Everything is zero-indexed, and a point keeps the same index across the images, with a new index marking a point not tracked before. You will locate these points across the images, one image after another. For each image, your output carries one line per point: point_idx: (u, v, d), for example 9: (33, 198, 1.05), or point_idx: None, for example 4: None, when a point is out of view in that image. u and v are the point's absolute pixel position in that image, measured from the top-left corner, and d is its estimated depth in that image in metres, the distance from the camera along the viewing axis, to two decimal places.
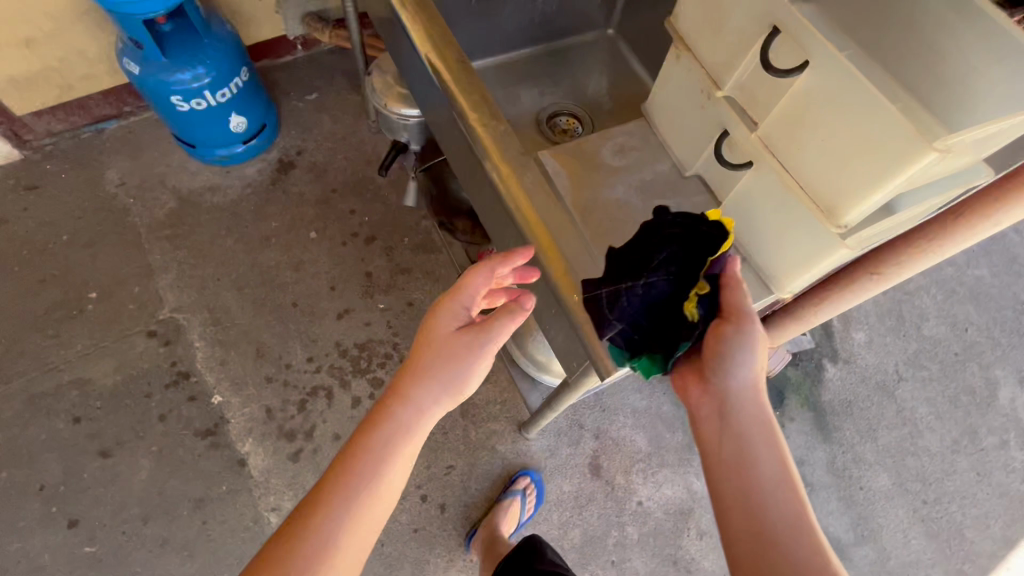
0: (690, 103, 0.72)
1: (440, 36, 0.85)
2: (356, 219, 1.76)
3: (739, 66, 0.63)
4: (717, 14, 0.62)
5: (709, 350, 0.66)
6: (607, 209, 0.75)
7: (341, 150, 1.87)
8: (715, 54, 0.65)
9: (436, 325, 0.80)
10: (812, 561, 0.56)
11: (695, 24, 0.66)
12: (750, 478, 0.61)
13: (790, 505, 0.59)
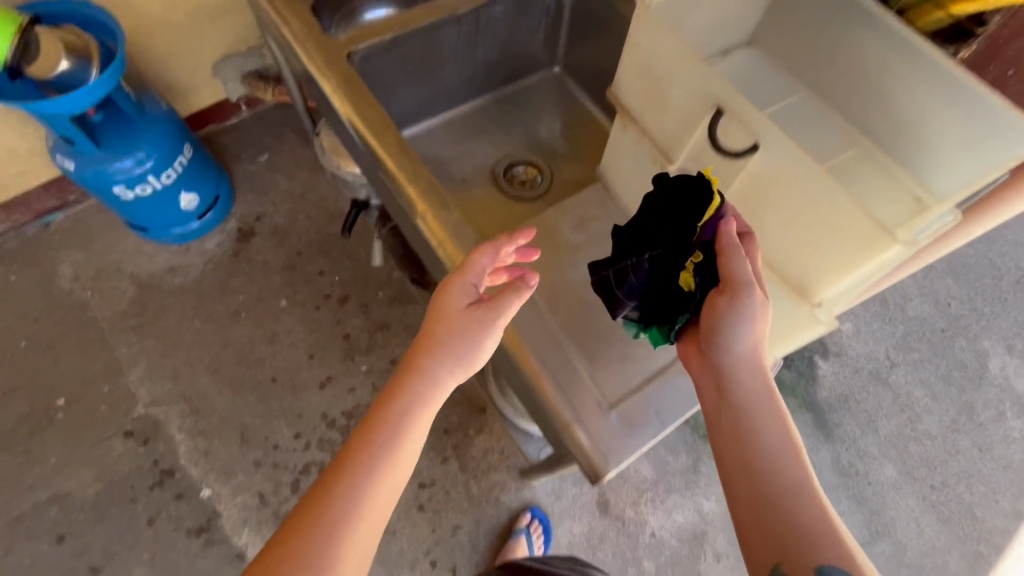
0: (644, 173, 0.70)
1: (378, 123, 0.81)
2: (326, 280, 1.71)
3: (688, 142, 0.60)
4: (661, 90, 0.60)
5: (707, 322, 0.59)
6: (574, 291, 0.71)
7: (301, 210, 1.82)
8: (662, 128, 0.63)
9: (443, 301, 0.64)
10: (815, 520, 0.56)
11: (639, 98, 0.64)
12: (753, 446, 0.59)
13: (797, 472, 0.58)
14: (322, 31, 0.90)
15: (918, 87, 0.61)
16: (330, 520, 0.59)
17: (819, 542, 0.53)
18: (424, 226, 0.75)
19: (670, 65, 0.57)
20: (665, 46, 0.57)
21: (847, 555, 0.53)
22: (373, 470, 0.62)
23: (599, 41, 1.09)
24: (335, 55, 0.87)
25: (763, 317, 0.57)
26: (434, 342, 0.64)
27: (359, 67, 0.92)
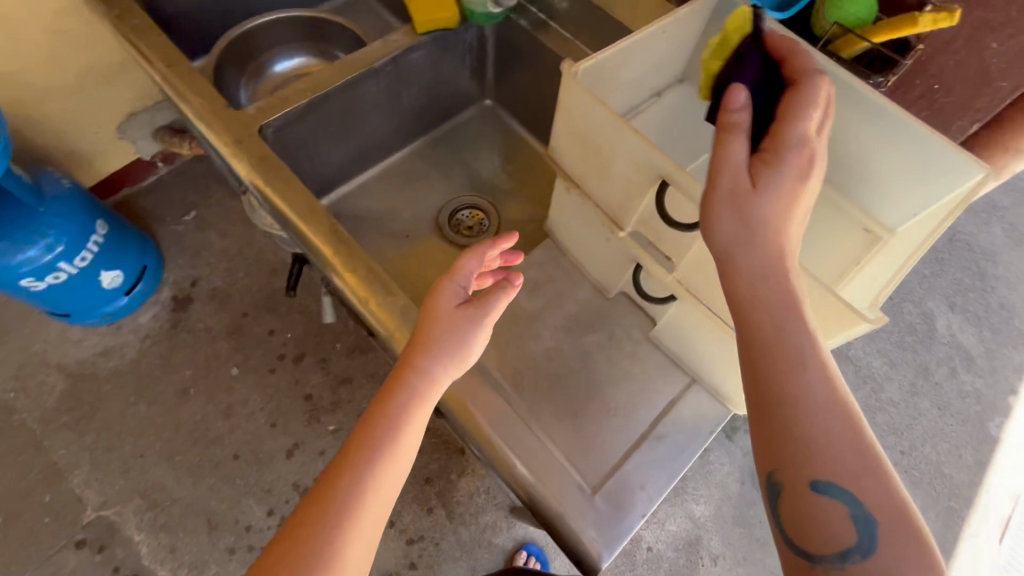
0: (594, 234, 0.66)
1: (302, 206, 0.74)
2: (277, 340, 1.61)
3: (635, 208, 0.57)
4: (600, 156, 0.56)
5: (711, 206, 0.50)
6: (539, 365, 0.68)
7: (239, 267, 1.70)
8: (606, 193, 0.59)
9: (435, 301, 0.62)
10: (847, 443, 0.45)
11: (578, 165, 0.60)
12: (766, 351, 0.48)
13: (821, 386, 0.47)
14: (228, 105, 0.82)
15: (861, 122, 0.61)
16: (327, 521, 0.54)
17: (822, 459, 0.45)
18: (369, 315, 0.69)
19: (605, 134, 0.54)
20: (598, 116, 0.53)
21: (855, 476, 0.45)
22: (369, 467, 0.56)
23: (528, 73, 1.05)
24: (245, 133, 0.79)
25: (759, 209, 0.47)
26: (426, 336, 0.60)
27: (275, 139, 0.85)
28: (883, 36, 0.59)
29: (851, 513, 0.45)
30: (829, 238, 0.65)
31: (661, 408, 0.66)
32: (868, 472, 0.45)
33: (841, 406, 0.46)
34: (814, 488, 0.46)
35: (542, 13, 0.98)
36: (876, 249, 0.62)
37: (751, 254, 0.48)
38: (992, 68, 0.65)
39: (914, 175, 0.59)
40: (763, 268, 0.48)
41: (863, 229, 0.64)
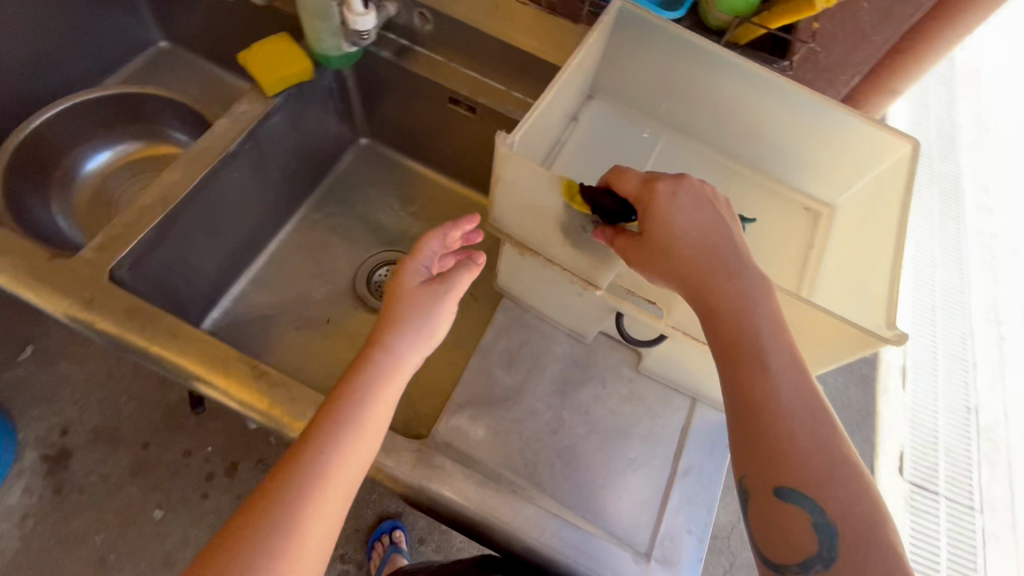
0: (562, 289, 0.62)
1: (208, 358, 0.60)
2: (198, 460, 1.38)
3: (609, 266, 0.53)
4: (557, 222, 0.52)
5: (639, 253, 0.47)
6: (545, 442, 0.62)
7: (116, 393, 1.41)
8: (572, 254, 0.55)
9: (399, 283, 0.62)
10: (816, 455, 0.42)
11: (533, 230, 0.55)
12: (734, 349, 0.45)
13: (795, 391, 0.44)
14: (52, 254, 0.63)
15: (782, 108, 0.62)
16: (288, 499, 0.50)
17: (791, 463, 0.42)
18: None
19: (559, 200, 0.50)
20: (547, 184, 0.49)
21: (820, 481, 0.41)
22: (333, 442, 0.53)
23: (403, 104, 0.93)
24: (91, 287, 0.61)
25: (666, 241, 0.46)
26: (391, 324, 0.60)
27: (133, 276, 0.67)
28: (780, 21, 0.59)
29: (814, 522, 0.41)
30: (780, 227, 0.65)
31: (676, 439, 0.64)
32: (834, 480, 0.42)
33: (811, 410, 0.44)
34: (779, 495, 0.42)
35: (403, 38, 0.87)
36: (822, 228, 0.65)
37: (692, 259, 0.46)
38: (866, 26, 0.66)
39: (845, 156, 0.62)
40: (716, 273, 0.45)
41: (802, 209, 0.66)
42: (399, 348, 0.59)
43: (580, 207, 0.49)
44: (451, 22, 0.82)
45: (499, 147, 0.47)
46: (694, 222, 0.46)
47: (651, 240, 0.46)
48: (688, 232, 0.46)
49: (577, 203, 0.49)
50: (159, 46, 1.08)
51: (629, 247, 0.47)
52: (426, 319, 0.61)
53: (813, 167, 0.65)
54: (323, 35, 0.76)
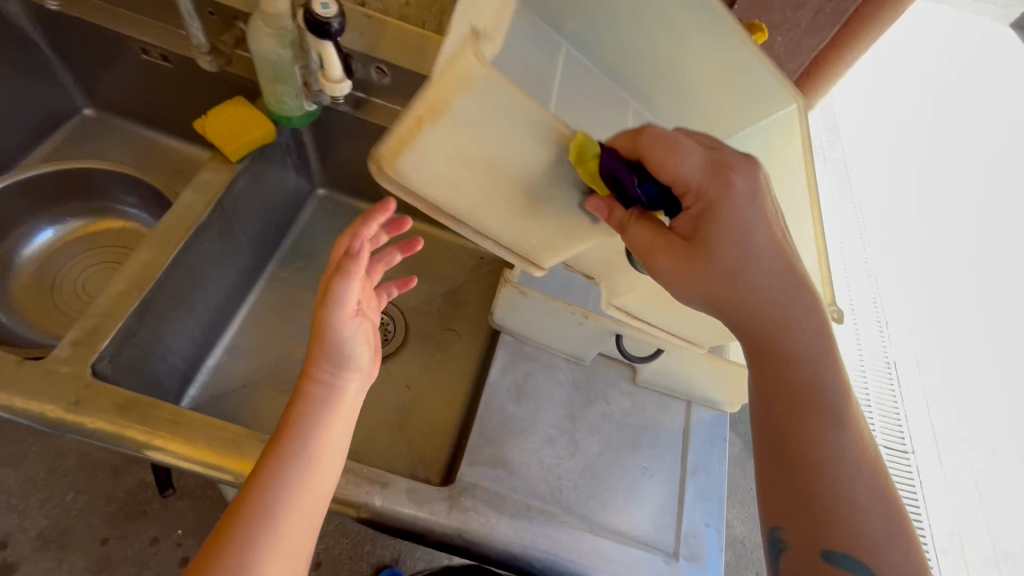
0: (564, 322, 0.67)
1: (217, 441, 0.58)
2: (167, 547, 1.28)
3: (559, 250, 0.56)
4: (503, 181, 0.48)
5: (690, 280, 0.46)
6: (565, 467, 0.65)
7: (62, 489, 1.29)
8: (501, 219, 0.53)
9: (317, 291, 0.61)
10: (870, 515, 0.48)
11: (472, 204, 0.51)
12: (805, 401, 0.50)
13: (856, 456, 0.50)
14: (23, 357, 0.58)
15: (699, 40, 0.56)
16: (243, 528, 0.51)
17: (849, 526, 0.48)
18: (371, 518, 0.59)
19: (529, 161, 0.46)
20: (516, 137, 0.44)
21: (870, 550, 0.47)
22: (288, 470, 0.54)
23: (362, 152, 0.94)
24: (76, 387, 0.58)
25: (728, 275, 0.46)
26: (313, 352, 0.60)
27: (112, 367, 0.64)
28: None
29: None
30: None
31: (681, 442, 0.69)
32: (887, 544, 0.48)
33: (868, 470, 0.50)
34: (824, 556, 0.48)
35: (357, 91, 0.88)
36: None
37: (759, 302, 0.47)
38: (781, 55, 0.78)
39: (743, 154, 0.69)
40: (775, 314, 0.47)
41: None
42: (328, 379, 0.59)
43: (591, 176, 0.44)
44: (408, 74, 0.84)
45: (476, 68, 0.39)
46: (768, 259, 0.46)
47: (704, 258, 0.45)
48: (758, 262, 0.45)
49: (589, 164, 0.44)
50: (84, 114, 1.02)
51: (669, 254, 0.45)
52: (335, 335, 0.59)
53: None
54: (285, 96, 0.75)
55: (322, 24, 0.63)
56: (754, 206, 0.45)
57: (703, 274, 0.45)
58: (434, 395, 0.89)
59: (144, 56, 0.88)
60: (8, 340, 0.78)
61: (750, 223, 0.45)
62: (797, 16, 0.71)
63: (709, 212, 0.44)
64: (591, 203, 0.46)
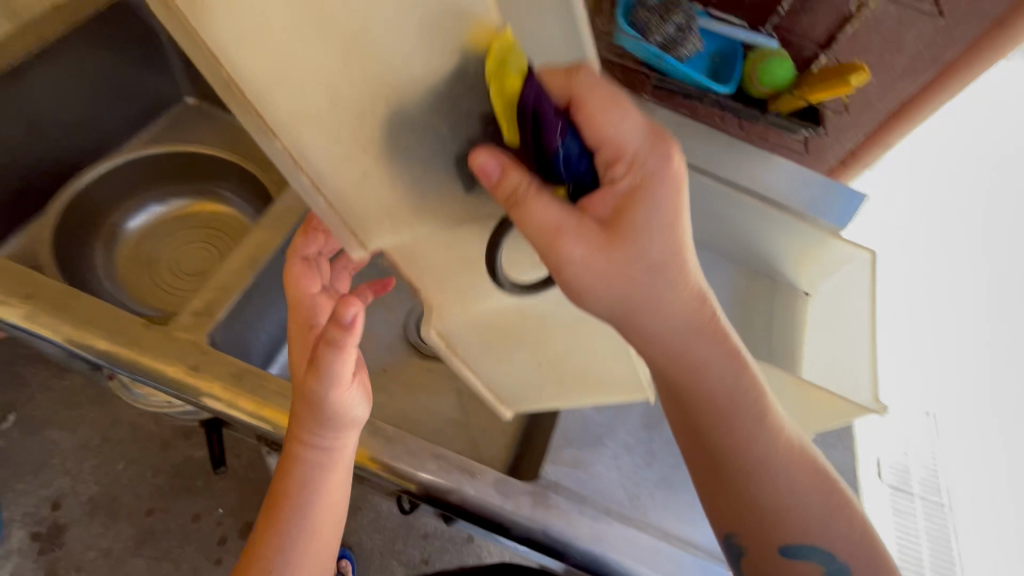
0: (482, 358, 0.64)
1: None
2: (208, 524, 1.30)
3: (390, 229, 0.48)
4: (355, 80, 0.36)
5: (601, 276, 0.44)
6: (641, 475, 0.67)
7: (113, 459, 1.33)
8: (322, 153, 0.40)
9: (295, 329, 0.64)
10: (805, 503, 0.55)
11: (297, 105, 0.37)
12: (725, 419, 0.53)
13: (786, 464, 0.54)
14: (149, 321, 0.62)
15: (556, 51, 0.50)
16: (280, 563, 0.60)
17: (785, 525, 0.55)
18: (458, 504, 0.62)
19: (412, 59, 0.36)
20: (410, 19, 0.34)
21: (817, 531, 0.55)
22: (297, 509, 0.61)
23: None
24: (194, 355, 0.61)
25: (642, 287, 0.45)
26: (294, 411, 0.59)
27: (222, 336, 0.68)
28: (819, 95, 0.69)
29: (823, 564, 0.55)
30: (751, 295, 0.87)
31: None
32: (831, 522, 0.55)
33: (804, 466, 0.55)
34: (783, 551, 0.55)
35: None
36: (778, 296, 0.87)
37: (680, 330, 0.49)
38: (871, 95, 0.79)
39: (788, 238, 0.82)
40: (684, 321, 0.48)
41: (764, 277, 0.88)
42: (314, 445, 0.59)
43: (504, 91, 0.37)
44: None
45: None
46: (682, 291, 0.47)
47: (618, 245, 0.43)
48: (676, 262, 0.46)
49: (509, 81, 0.36)
50: (185, 102, 1.07)
51: (579, 237, 0.43)
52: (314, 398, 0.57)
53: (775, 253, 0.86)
54: None
55: None
56: (663, 189, 0.44)
57: (621, 266, 0.44)
58: None
59: None
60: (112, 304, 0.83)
61: (669, 222, 0.44)
62: (892, 58, 0.73)
63: (636, 191, 0.43)
64: (485, 156, 0.39)
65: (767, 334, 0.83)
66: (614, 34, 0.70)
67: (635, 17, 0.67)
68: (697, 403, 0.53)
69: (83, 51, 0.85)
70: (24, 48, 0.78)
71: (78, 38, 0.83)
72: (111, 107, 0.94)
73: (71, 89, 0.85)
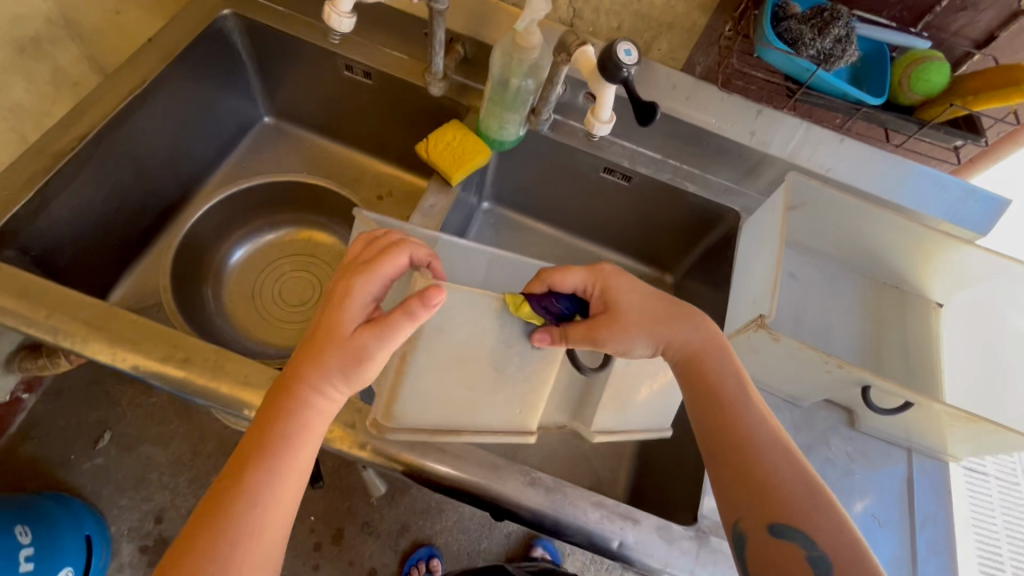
0: (616, 416, 0.67)
1: (483, 465, 0.62)
2: (302, 532, 1.35)
3: (533, 407, 0.65)
4: (472, 368, 0.62)
5: (623, 346, 0.59)
6: None
7: (207, 472, 1.36)
8: (467, 405, 0.62)
9: (344, 292, 0.52)
10: (804, 484, 0.54)
11: (447, 407, 0.62)
12: (718, 392, 0.59)
13: (771, 443, 0.56)
14: None
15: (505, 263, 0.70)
16: (235, 529, 0.47)
17: (782, 503, 0.53)
18: (619, 556, 0.61)
19: (484, 341, 0.61)
20: (468, 328, 0.60)
21: (807, 516, 0.52)
22: (276, 469, 0.49)
23: (543, 173, 0.92)
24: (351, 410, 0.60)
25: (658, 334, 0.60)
26: (323, 350, 0.51)
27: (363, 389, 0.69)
28: (985, 104, 0.64)
29: (809, 553, 0.51)
30: (882, 309, 0.82)
31: (903, 488, 0.70)
32: (819, 510, 0.52)
33: (785, 450, 0.56)
34: (773, 531, 0.53)
35: (557, 114, 0.86)
36: (909, 308, 0.83)
37: (676, 338, 0.60)
38: None
39: (931, 255, 0.76)
40: (677, 334, 0.60)
41: (889, 286, 0.84)
42: (330, 391, 0.51)
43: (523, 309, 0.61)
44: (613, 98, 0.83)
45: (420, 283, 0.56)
46: (653, 307, 0.61)
47: (623, 317, 0.60)
48: (650, 302, 0.61)
49: (520, 304, 0.60)
50: (263, 122, 1.03)
51: (606, 321, 0.59)
52: (362, 349, 0.50)
53: (910, 266, 0.80)
54: (510, 124, 0.75)
55: (619, 70, 0.55)
56: (618, 280, 0.62)
57: (636, 327, 0.59)
58: None
59: (346, 73, 0.90)
60: (234, 343, 0.83)
61: (637, 288, 0.62)
62: None
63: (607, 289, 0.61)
64: (537, 338, 0.61)
65: (901, 353, 0.80)
66: (757, 45, 0.65)
67: (785, 29, 0.62)
68: (696, 391, 0.59)
69: (176, 82, 0.82)
70: (128, 88, 0.76)
71: (173, 71, 0.81)
72: (201, 135, 0.91)
73: (168, 124, 0.83)
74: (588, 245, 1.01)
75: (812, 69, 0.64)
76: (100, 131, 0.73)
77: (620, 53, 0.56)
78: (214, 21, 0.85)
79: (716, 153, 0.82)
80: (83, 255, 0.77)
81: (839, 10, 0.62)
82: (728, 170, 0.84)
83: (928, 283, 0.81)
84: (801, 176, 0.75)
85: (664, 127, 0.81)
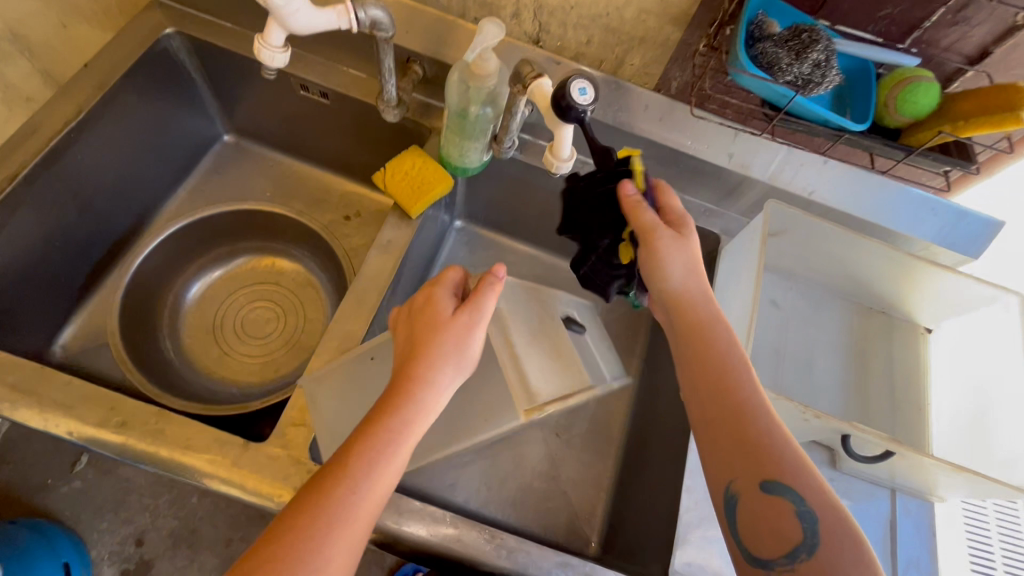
0: (589, 365, 0.71)
1: (442, 523, 0.59)
2: None
3: (568, 367, 0.68)
4: (543, 334, 0.71)
5: (673, 267, 0.61)
6: None
7: (188, 493, 1.34)
8: (562, 374, 0.68)
9: (434, 293, 0.60)
10: (791, 442, 0.54)
11: (548, 371, 0.67)
12: (710, 356, 0.59)
13: (764, 409, 0.56)
14: (248, 439, 0.58)
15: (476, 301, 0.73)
16: (330, 517, 0.47)
17: (771, 457, 0.53)
18: None
19: (535, 314, 0.73)
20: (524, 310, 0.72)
21: (795, 474, 0.52)
22: (376, 464, 0.51)
23: (515, 192, 0.88)
24: (301, 473, 0.57)
25: (694, 253, 0.63)
26: (433, 344, 0.56)
27: None
28: (976, 128, 0.60)
29: (797, 509, 0.51)
30: (868, 336, 0.79)
31: (888, 529, 0.68)
32: (806, 473, 0.52)
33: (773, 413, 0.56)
34: (764, 487, 0.52)
35: (524, 134, 0.83)
36: (897, 334, 0.79)
37: (688, 289, 0.62)
38: None
39: (916, 282, 0.73)
40: (693, 286, 0.62)
41: (875, 312, 0.80)
42: (440, 378, 0.56)
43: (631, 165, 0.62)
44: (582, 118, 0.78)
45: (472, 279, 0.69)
46: (687, 257, 0.62)
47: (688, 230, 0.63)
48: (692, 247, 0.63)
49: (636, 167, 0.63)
50: (222, 141, 0.97)
51: (661, 245, 0.61)
52: (463, 326, 0.57)
53: (897, 291, 0.76)
54: (472, 152, 0.71)
55: (579, 110, 0.52)
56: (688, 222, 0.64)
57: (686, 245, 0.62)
58: (585, 448, 0.88)
59: (303, 92, 0.85)
60: (193, 381, 0.80)
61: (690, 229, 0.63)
62: None
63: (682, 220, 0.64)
64: (624, 183, 0.62)
65: (887, 385, 0.76)
66: (730, 71, 0.60)
67: (759, 52, 0.58)
68: (701, 348, 0.60)
69: (118, 109, 0.77)
70: (62, 120, 0.72)
71: (112, 99, 0.76)
72: (153, 161, 0.87)
73: (113, 155, 0.79)
74: (567, 265, 0.98)
75: (791, 96, 0.59)
76: (33, 170, 0.69)
77: (575, 90, 0.53)
78: (158, 41, 0.80)
79: (692, 174, 0.78)
80: (26, 298, 0.73)
81: (817, 32, 0.57)
82: (707, 191, 0.80)
83: (919, 310, 0.78)
84: (781, 204, 0.70)
85: (638, 148, 0.77)
